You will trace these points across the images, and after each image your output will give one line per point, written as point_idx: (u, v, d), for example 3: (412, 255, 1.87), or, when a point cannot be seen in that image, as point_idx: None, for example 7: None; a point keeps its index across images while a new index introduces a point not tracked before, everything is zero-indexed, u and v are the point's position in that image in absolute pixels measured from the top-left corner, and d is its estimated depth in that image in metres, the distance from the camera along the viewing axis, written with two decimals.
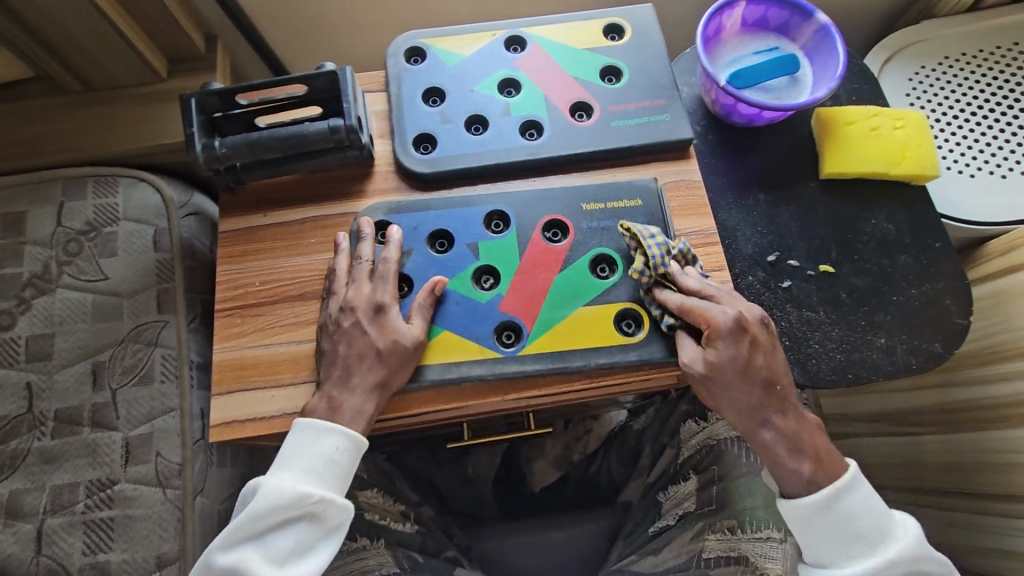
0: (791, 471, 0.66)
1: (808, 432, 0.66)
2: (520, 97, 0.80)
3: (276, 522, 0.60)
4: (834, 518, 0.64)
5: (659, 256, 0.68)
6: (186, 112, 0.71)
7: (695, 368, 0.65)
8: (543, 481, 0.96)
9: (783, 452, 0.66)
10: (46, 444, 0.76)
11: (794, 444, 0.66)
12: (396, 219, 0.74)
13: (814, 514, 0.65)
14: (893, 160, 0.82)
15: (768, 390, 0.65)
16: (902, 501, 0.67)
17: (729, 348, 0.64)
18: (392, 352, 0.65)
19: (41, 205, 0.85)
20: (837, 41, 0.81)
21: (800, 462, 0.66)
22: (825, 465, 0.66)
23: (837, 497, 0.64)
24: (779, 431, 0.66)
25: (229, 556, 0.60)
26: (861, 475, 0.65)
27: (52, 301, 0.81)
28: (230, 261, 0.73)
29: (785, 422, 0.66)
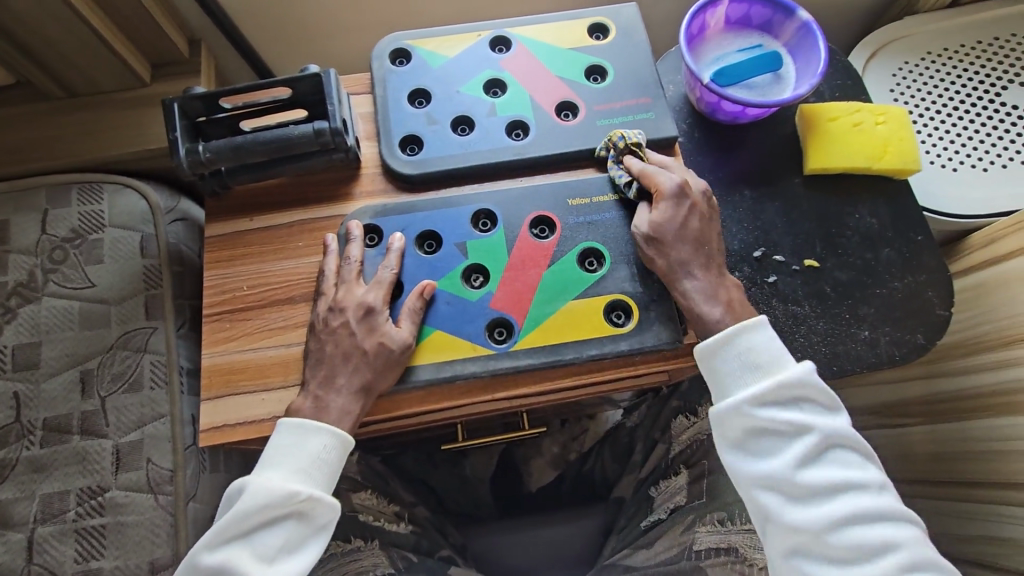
0: (727, 377, 0.66)
1: (744, 336, 0.66)
2: (506, 97, 0.80)
3: (263, 520, 0.60)
4: (765, 418, 0.63)
5: (635, 132, 0.75)
6: (169, 117, 0.71)
7: (641, 229, 0.70)
8: (540, 481, 0.96)
9: (721, 360, 0.66)
10: (35, 453, 0.75)
11: (731, 348, 0.66)
12: (382, 221, 0.74)
13: (745, 413, 0.64)
14: (874, 154, 0.83)
15: (699, 232, 0.69)
16: (836, 401, 0.65)
17: (674, 205, 0.69)
18: (378, 353, 0.65)
19: (26, 213, 0.84)
20: (817, 37, 0.82)
21: (735, 367, 0.66)
22: (756, 364, 0.65)
23: (767, 394, 0.64)
24: (717, 338, 0.66)
25: (216, 556, 0.59)
26: (793, 375, 0.64)
27: (39, 309, 0.80)
28: (217, 266, 0.73)
29: (725, 329, 0.66)
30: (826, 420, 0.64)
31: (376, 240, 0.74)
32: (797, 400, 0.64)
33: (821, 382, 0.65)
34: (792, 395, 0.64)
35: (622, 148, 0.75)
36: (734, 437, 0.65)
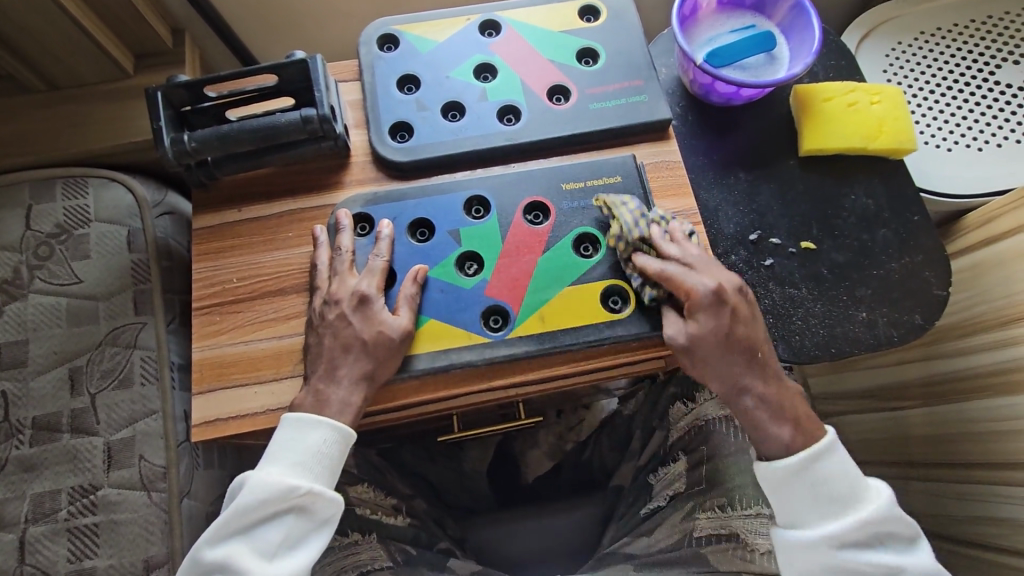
0: (797, 498, 0.64)
1: (818, 461, 0.64)
2: (497, 82, 0.79)
3: (265, 514, 0.58)
4: (814, 486, 0.64)
5: (632, 223, 0.68)
6: (152, 106, 0.69)
7: (677, 341, 0.65)
8: (536, 471, 0.97)
9: (793, 469, 0.64)
10: (25, 452, 0.74)
11: (804, 471, 0.64)
12: (373, 210, 0.73)
13: (823, 551, 0.62)
14: (871, 134, 0.82)
15: (744, 356, 0.65)
16: (917, 530, 0.64)
17: (704, 320, 0.64)
18: (379, 342, 0.64)
19: (9, 208, 0.82)
20: (811, 16, 0.80)
21: (807, 488, 0.64)
22: (832, 492, 0.63)
23: (842, 536, 0.62)
24: (790, 467, 0.64)
25: (217, 551, 0.57)
26: (877, 507, 0.63)
27: (25, 306, 0.79)
28: (206, 258, 0.72)
29: (797, 454, 0.64)
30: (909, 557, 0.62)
31: (367, 229, 0.72)
32: (883, 512, 0.63)
33: (906, 517, 0.64)
34: (873, 531, 0.62)
35: (624, 246, 0.69)
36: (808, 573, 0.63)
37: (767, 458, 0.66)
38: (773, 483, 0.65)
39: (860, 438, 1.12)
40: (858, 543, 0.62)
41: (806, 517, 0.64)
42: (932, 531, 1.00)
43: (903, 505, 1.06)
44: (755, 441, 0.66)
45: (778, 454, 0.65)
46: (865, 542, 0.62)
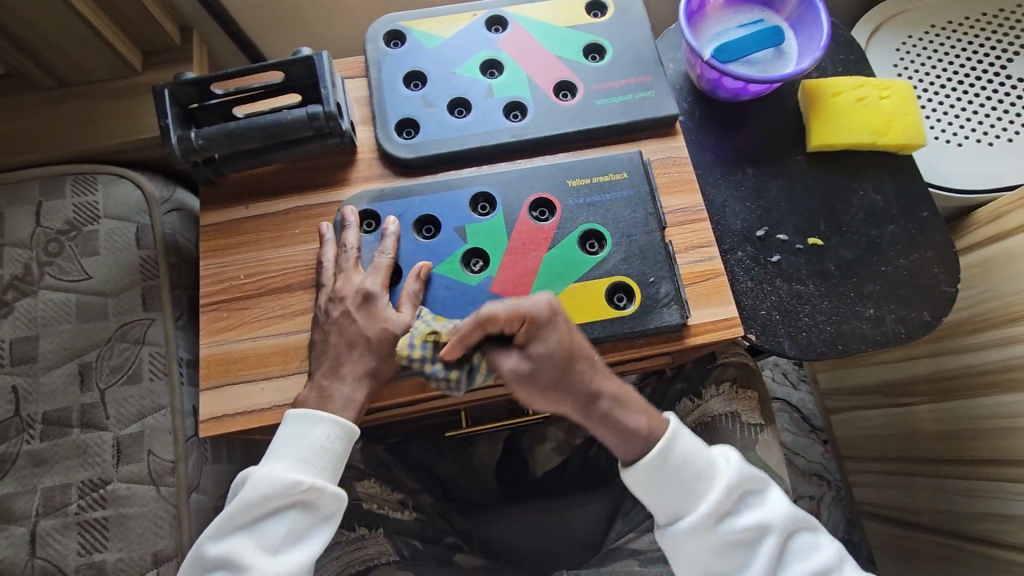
0: (668, 493, 0.62)
1: (667, 455, 0.62)
2: (503, 78, 0.79)
3: (268, 510, 0.58)
4: (672, 476, 0.62)
5: (423, 328, 0.64)
6: (160, 103, 0.70)
7: (516, 374, 0.59)
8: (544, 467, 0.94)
9: (649, 474, 0.62)
10: (35, 447, 0.75)
11: (661, 469, 0.62)
12: (379, 207, 0.73)
13: (705, 534, 0.62)
14: (880, 130, 0.82)
15: (577, 368, 0.60)
16: (765, 477, 0.66)
17: (546, 342, 0.59)
18: (383, 339, 0.63)
19: (20, 205, 0.83)
20: (819, 11, 0.80)
21: (668, 483, 0.62)
22: (686, 478, 0.62)
23: (714, 511, 0.62)
24: (645, 471, 0.62)
25: (220, 546, 0.57)
26: (725, 476, 0.63)
27: (35, 302, 0.80)
28: (214, 255, 0.72)
29: (649, 454, 0.62)
30: (770, 506, 0.63)
31: (373, 226, 0.73)
32: (731, 479, 0.63)
33: (752, 468, 0.65)
34: (735, 495, 0.63)
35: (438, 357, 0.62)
36: (697, 563, 0.62)
37: (628, 464, 0.63)
38: (642, 486, 0.63)
39: (868, 435, 1.12)
40: (726, 511, 0.62)
41: (684, 511, 0.62)
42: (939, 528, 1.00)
43: (910, 503, 1.05)
44: (616, 448, 0.63)
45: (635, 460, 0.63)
46: (731, 508, 0.63)
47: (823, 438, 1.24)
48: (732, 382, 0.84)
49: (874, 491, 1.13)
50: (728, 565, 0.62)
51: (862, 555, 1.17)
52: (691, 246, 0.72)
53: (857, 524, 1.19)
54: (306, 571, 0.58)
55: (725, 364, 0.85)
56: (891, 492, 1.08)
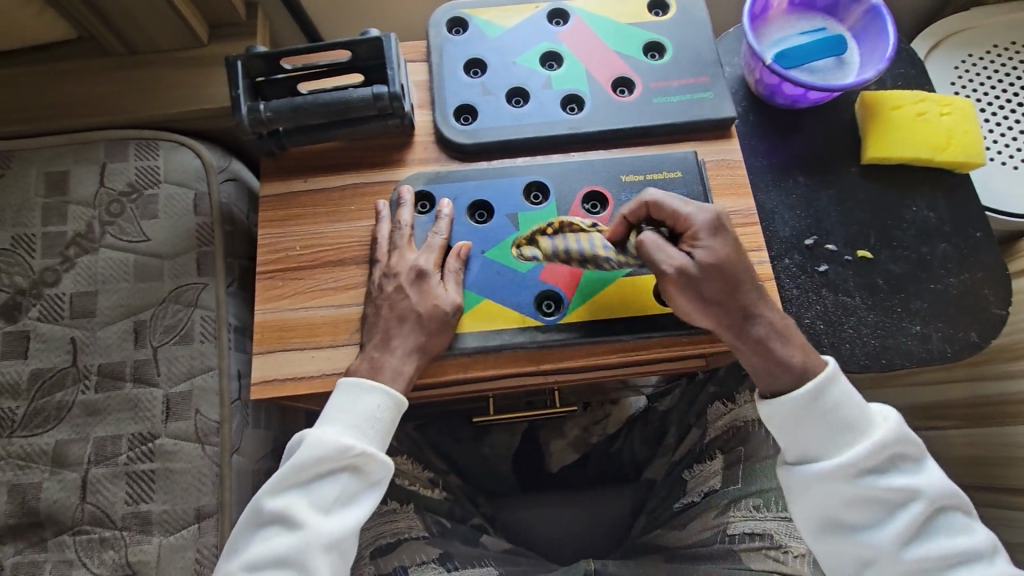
0: (813, 433, 0.63)
1: (825, 393, 0.63)
2: (562, 70, 0.79)
3: (321, 471, 0.59)
4: (828, 414, 0.63)
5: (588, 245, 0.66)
6: (232, 75, 0.72)
7: (680, 266, 0.62)
8: (561, 461, 0.97)
9: (805, 405, 0.63)
10: (90, 397, 0.78)
11: (811, 408, 0.63)
12: (433, 189, 0.74)
13: (842, 480, 0.62)
14: (939, 146, 0.81)
15: (748, 284, 0.63)
16: (926, 452, 0.65)
17: (715, 242, 0.63)
18: (433, 316, 0.65)
19: (84, 164, 0.86)
20: (886, 22, 0.79)
21: (813, 423, 0.63)
22: (835, 423, 0.63)
23: (859, 462, 0.62)
24: (795, 404, 0.63)
25: (276, 502, 0.59)
26: (885, 432, 0.63)
27: (95, 259, 0.83)
28: (271, 225, 0.74)
29: (800, 391, 0.63)
30: (924, 476, 0.63)
31: (427, 207, 0.74)
32: (893, 436, 0.63)
33: (914, 437, 0.65)
34: (886, 453, 0.63)
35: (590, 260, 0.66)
36: (828, 509, 0.63)
37: (774, 396, 0.65)
38: (781, 420, 0.64)
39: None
40: (873, 466, 0.62)
41: (822, 453, 0.63)
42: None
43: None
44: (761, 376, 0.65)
45: (790, 389, 0.64)
46: (880, 466, 0.63)
47: None
48: None
49: None
50: (860, 518, 0.62)
51: None
52: None
53: None
54: (356, 532, 0.60)
55: None
56: None
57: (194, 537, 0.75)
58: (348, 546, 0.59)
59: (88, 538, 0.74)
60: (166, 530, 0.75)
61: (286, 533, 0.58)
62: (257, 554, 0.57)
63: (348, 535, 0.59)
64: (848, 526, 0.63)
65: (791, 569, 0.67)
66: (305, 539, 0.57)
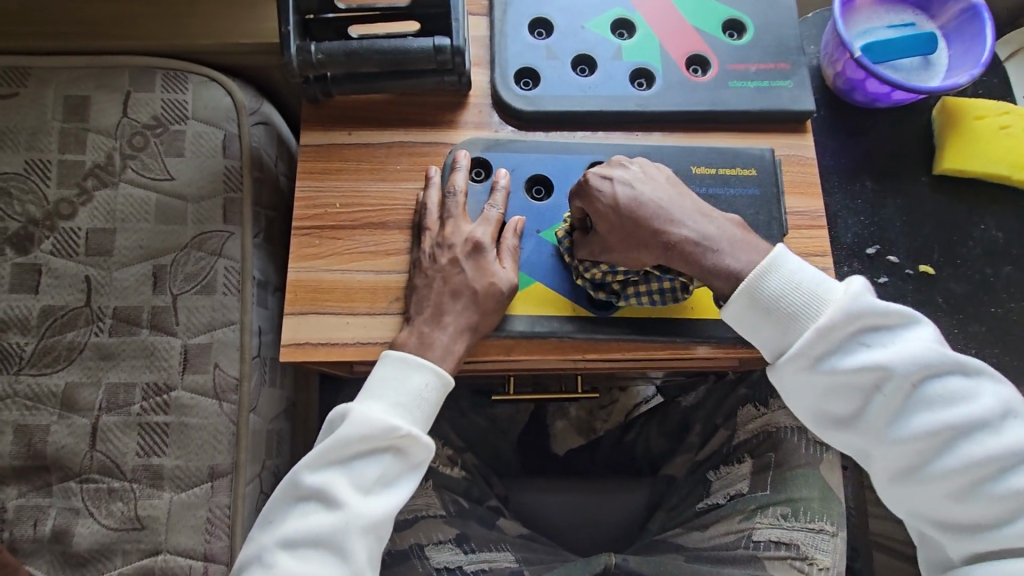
0: (773, 325, 0.58)
1: (763, 287, 0.58)
2: (634, 41, 0.74)
3: (365, 449, 0.56)
4: (771, 315, 0.57)
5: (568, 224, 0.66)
6: (282, 9, 0.66)
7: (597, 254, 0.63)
8: (565, 444, 0.96)
9: (748, 305, 0.58)
10: (103, 340, 0.74)
11: (758, 300, 0.58)
12: (490, 156, 0.70)
13: (807, 369, 0.56)
14: (1019, 163, 0.76)
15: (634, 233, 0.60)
16: (909, 316, 0.56)
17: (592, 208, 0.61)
18: (489, 294, 0.62)
19: (107, 91, 0.79)
20: (986, 23, 0.73)
21: (767, 316, 0.58)
22: (789, 311, 0.57)
23: (816, 346, 0.56)
24: (745, 300, 0.58)
25: (316, 477, 0.56)
26: (838, 310, 0.55)
27: (115, 195, 0.77)
28: (311, 177, 0.69)
29: (745, 283, 0.58)
30: (897, 350, 0.55)
31: (482, 176, 0.69)
32: (849, 310, 0.55)
33: (885, 304, 0.56)
34: (850, 330, 0.56)
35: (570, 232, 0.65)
36: (806, 401, 0.58)
37: (725, 303, 0.60)
38: (740, 319, 0.59)
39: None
40: (834, 348, 0.56)
41: (786, 345, 0.57)
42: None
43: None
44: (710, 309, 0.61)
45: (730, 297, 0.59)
46: (843, 346, 0.56)
47: None
48: None
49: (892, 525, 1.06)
50: (841, 406, 0.57)
51: None
52: (806, 253, 0.68)
53: None
54: (395, 515, 0.57)
55: None
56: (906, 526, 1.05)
57: (206, 495, 0.73)
58: (387, 529, 0.57)
59: (96, 487, 0.72)
60: (178, 486, 0.72)
61: (325, 510, 0.55)
62: (293, 530, 0.55)
63: (388, 518, 0.56)
64: (836, 418, 0.58)
65: None
66: (345, 520, 0.55)
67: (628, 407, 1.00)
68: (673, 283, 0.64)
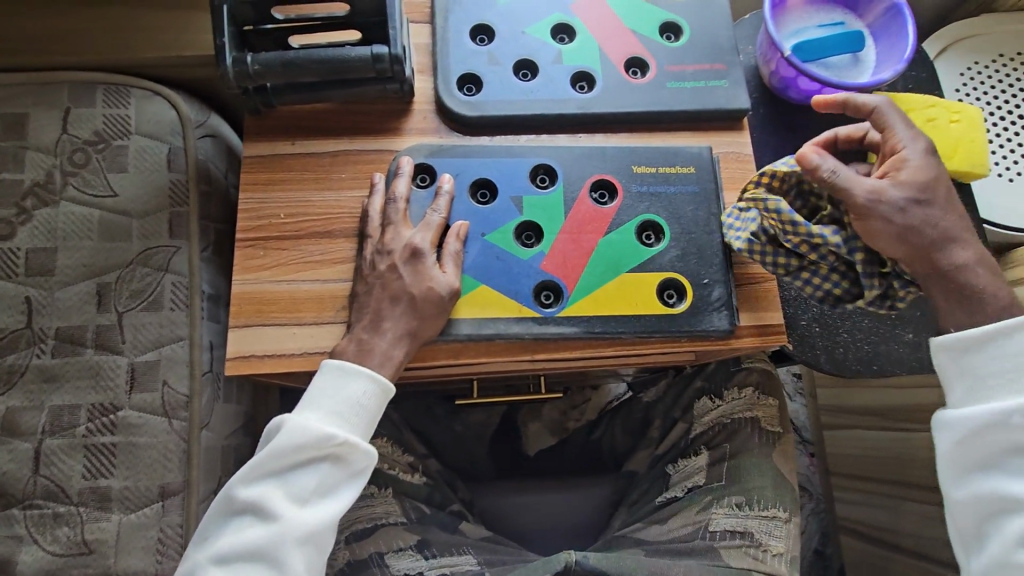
0: (985, 371, 0.62)
1: (1010, 336, 0.61)
2: (574, 45, 0.75)
3: (301, 460, 0.57)
4: (995, 356, 0.62)
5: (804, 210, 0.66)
6: (218, 21, 0.65)
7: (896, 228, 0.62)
8: (536, 445, 0.95)
9: (970, 345, 0.63)
10: (46, 362, 0.72)
11: (995, 342, 0.62)
12: (434, 162, 0.70)
13: (1003, 421, 0.60)
14: (944, 154, 0.79)
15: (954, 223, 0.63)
16: None
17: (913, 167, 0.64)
18: (428, 299, 0.62)
19: (44, 108, 0.77)
20: (906, 21, 0.76)
21: (993, 360, 0.62)
22: (1007, 361, 0.61)
23: None
24: (979, 335, 0.62)
25: (250, 491, 0.57)
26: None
27: (55, 214, 0.75)
28: (252, 188, 0.69)
29: (993, 324, 0.62)
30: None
31: (427, 181, 0.70)
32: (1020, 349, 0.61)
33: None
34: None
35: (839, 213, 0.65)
36: (978, 447, 0.62)
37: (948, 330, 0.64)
38: (957, 352, 0.63)
39: (855, 455, 1.06)
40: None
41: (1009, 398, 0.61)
42: (916, 552, 0.96)
43: (889, 524, 1.01)
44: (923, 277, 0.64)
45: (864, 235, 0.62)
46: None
47: (811, 450, 1.20)
48: (755, 388, 0.83)
49: (853, 508, 1.09)
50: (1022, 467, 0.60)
51: (833, 568, 1.15)
52: None
53: (831, 537, 1.16)
54: (335, 524, 0.58)
55: (749, 369, 0.85)
56: (858, 506, 1.07)
57: (157, 515, 0.72)
58: (326, 539, 0.57)
59: (40, 513, 0.70)
60: (127, 507, 0.71)
61: (261, 523, 0.56)
62: (228, 545, 0.55)
63: (326, 528, 0.57)
64: (998, 473, 0.61)
65: (769, 567, 0.70)
66: (281, 531, 0.55)
67: (601, 405, 0.96)
68: (842, 286, 0.67)
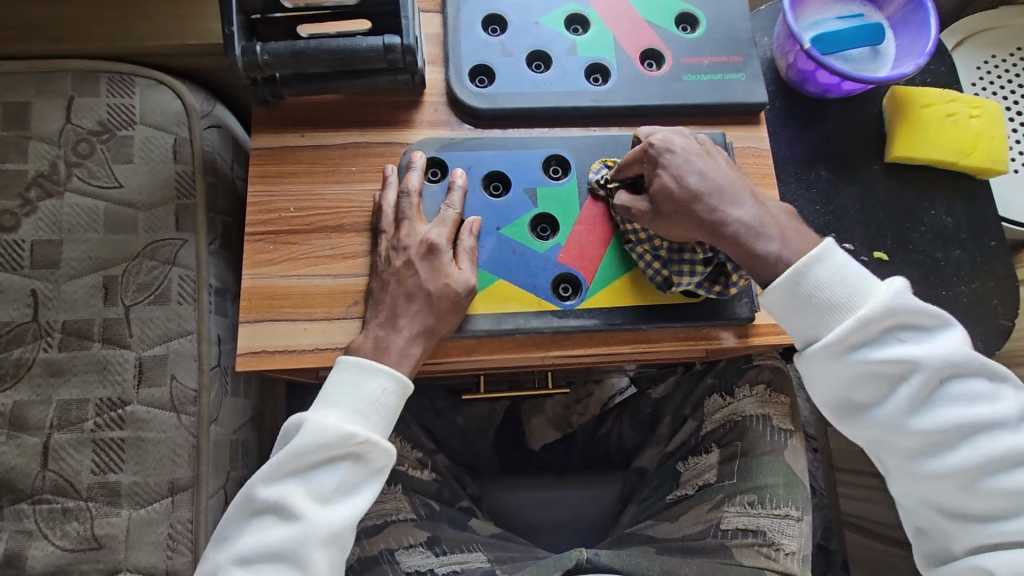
0: (802, 318, 0.59)
1: (807, 277, 0.58)
2: (589, 36, 0.73)
3: (322, 459, 0.58)
4: (808, 300, 0.58)
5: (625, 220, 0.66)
6: (226, 9, 0.63)
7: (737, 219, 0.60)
8: (541, 440, 0.94)
9: (788, 298, 0.59)
10: (53, 356, 0.72)
11: (798, 287, 0.58)
12: (446, 156, 0.69)
13: (837, 362, 0.58)
14: (964, 149, 0.78)
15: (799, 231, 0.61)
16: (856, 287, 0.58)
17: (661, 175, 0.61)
18: (444, 295, 0.61)
19: (47, 96, 0.76)
20: (929, 13, 0.75)
21: (804, 307, 0.59)
22: (829, 302, 0.58)
23: (854, 336, 0.57)
24: (781, 287, 0.59)
25: (271, 491, 0.57)
26: (880, 302, 0.57)
27: (60, 205, 0.74)
28: (261, 182, 0.68)
29: (789, 270, 0.58)
30: (936, 343, 0.57)
31: (439, 176, 0.69)
32: (819, 284, 0.58)
33: (920, 302, 0.58)
34: (889, 326, 0.57)
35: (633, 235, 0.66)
36: (836, 388, 0.59)
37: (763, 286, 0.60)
38: (781, 310, 0.60)
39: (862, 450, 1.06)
40: (874, 344, 0.57)
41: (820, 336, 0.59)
42: None
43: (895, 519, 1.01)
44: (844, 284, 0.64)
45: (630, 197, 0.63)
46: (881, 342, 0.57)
47: (815, 446, 1.17)
48: (767, 385, 0.82)
49: (861, 504, 1.08)
50: (874, 397, 0.58)
51: None
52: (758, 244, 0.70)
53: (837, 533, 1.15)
54: (354, 523, 0.58)
55: (760, 366, 0.84)
56: (863, 501, 1.07)
57: (167, 511, 0.72)
58: (347, 537, 0.58)
59: (49, 508, 0.70)
60: (136, 502, 0.71)
61: (283, 523, 0.56)
62: (250, 546, 0.56)
63: (347, 527, 0.58)
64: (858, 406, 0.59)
65: (780, 566, 0.70)
66: (302, 532, 0.56)
67: (604, 400, 0.97)
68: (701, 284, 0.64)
